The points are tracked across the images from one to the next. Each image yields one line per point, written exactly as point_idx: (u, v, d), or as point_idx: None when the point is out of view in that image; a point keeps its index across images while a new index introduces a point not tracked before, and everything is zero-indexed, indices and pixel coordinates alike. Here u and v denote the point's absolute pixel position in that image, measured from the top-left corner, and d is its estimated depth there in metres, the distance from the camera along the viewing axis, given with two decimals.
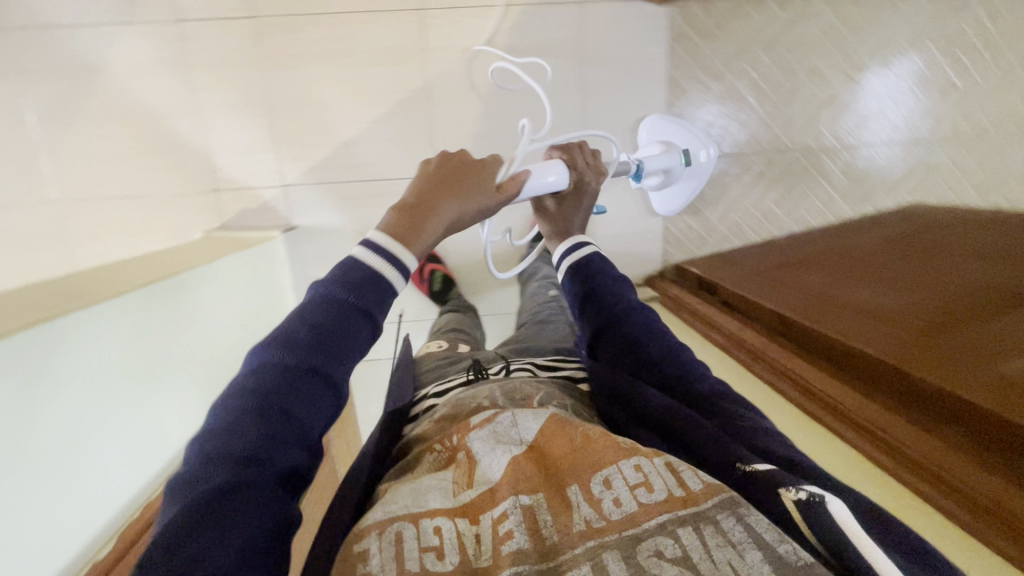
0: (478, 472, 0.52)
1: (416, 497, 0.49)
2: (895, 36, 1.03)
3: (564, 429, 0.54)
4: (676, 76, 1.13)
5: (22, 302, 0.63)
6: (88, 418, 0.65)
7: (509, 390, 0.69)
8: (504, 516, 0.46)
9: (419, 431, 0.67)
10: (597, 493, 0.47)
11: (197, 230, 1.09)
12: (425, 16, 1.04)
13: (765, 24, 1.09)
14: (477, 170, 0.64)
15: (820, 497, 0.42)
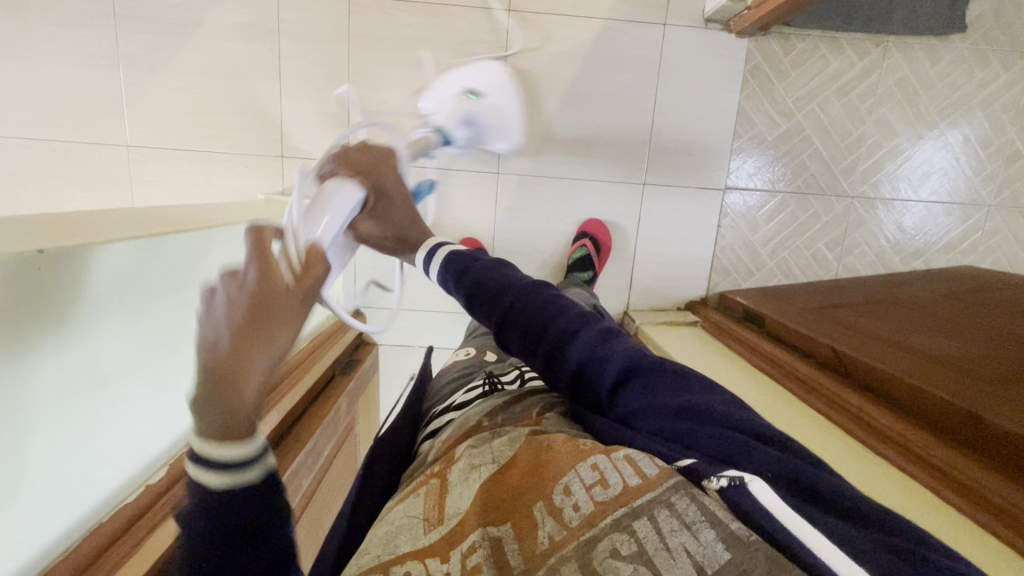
0: (450, 502, 0.39)
1: (386, 540, 0.37)
2: (958, 103, 1.12)
3: (534, 443, 0.43)
4: (746, 107, 1.12)
5: (122, 215, 0.58)
6: (175, 324, 0.58)
7: (516, 398, 0.56)
8: (471, 550, 0.34)
9: (427, 450, 0.52)
10: (557, 504, 0.36)
11: (259, 191, 1.12)
12: (513, 18, 1.07)
13: (840, 70, 1.10)
14: (268, 286, 0.33)
15: (739, 479, 0.35)
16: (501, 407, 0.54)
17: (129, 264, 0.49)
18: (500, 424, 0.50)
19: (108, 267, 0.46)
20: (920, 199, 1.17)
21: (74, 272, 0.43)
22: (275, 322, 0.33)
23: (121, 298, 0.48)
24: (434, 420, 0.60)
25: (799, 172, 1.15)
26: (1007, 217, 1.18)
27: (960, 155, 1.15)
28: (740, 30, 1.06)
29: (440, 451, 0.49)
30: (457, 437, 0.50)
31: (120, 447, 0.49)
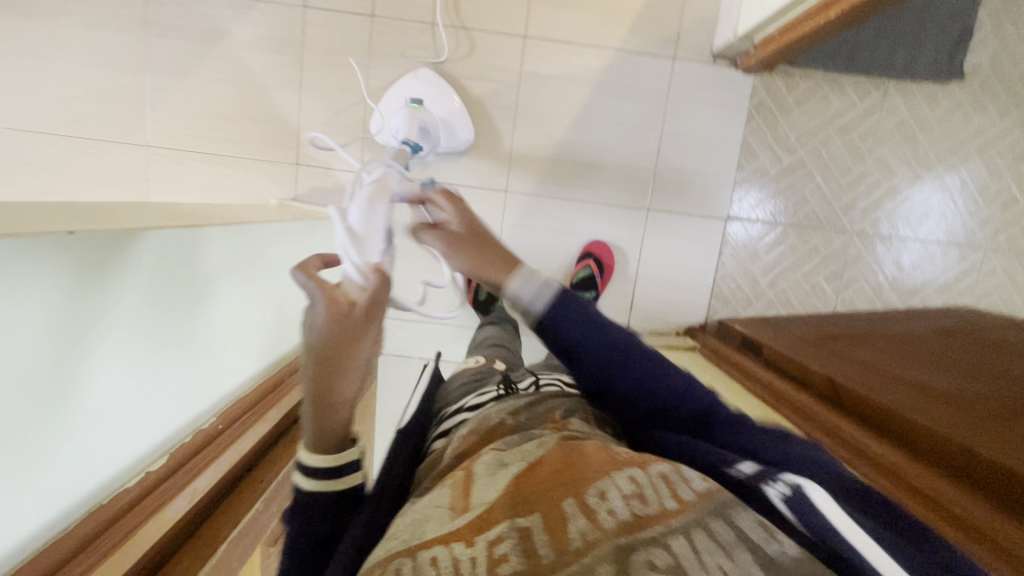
0: (476, 487, 0.37)
1: (415, 525, 0.34)
2: (956, 147, 1.16)
3: (566, 447, 0.41)
4: (750, 140, 1.15)
5: (148, 208, 0.61)
6: (191, 307, 0.59)
7: (538, 400, 0.56)
8: (498, 539, 0.31)
9: (445, 445, 0.51)
10: (591, 505, 0.33)
11: (271, 197, 1.14)
12: (528, 44, 1.11)
13: (842, 110, 1.14)
14: (342, 322, 0.39)
15: (798, 484, 0.34)
16: (524, 408, 0.54)
17: (154, 246, 0.51)
18: (521, 424, 0.50)
19: (136, 249, 0.49)
20: (918, 238, 1.20)
21: (93, 254, 0.44)
22: (358, 345, 0.41)
23: (130, 285, 0.49)
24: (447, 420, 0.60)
25: (800, 206, 1.18)
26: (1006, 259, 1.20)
27: (957, 198, 1.18)
28: (745, 66, 1.10)
29: (460, 448, 0.48)
30: (481, 435, 0.48)
31: (129, 422, 0.50)
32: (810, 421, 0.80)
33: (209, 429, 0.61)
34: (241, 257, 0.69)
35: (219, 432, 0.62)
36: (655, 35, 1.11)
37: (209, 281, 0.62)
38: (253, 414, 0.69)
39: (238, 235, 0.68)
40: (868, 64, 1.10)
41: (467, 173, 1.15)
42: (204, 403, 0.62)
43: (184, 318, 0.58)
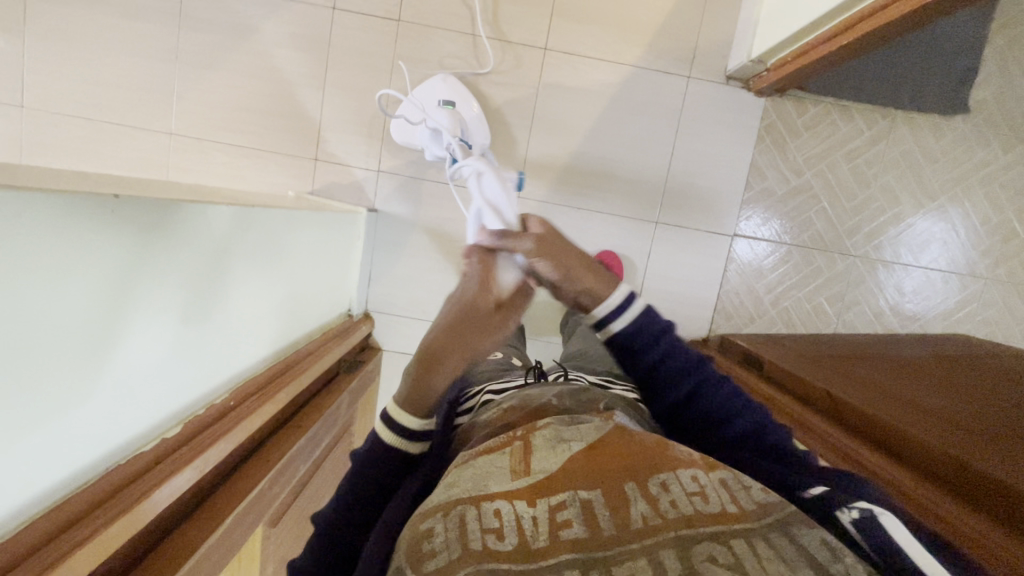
0: (535, 457, 0.43)
1: (477, 478, 0.41)
2: (960, 179, 1.18)
3: (626, 433, 0.44)
4: (760, 161, 1.18)
5: (178, 185, 0.63)
6: (217, 282, 0.61)
7: (579, 391, 0.60)
8: (561, 505, 0.38)
9: (485, 417, 0.57)
10: (654, 494, 0.38)
11: (289, 190, 1.17)
12: (548, 56, 1.14)
13: (850, 135, 1.17)
14: (478, 311, 0.55)
15: (872, 512, 0.41)
16: (570, 393, 0.58)
17: (187, 217, 0.53)
18: (565, 408, 0.54)
19: (174, 217, 0.51)
20: (920, 264, 1.21)
21: (139, 225, 0.46)
22: (483, 338, 0.55)
23: (161, 257, 0.50)
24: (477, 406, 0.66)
25: (805, 226, 1.20)
26: (1008, 291, 1.21)
27: (958, 228, 1.20)
28: (758, 89, 1.13)
29: (509, 419, 0.53)
30: (528, 412, 0.54)
31: (149, 387, 0.51)
32: (811, 435, 0.81)
33: (220, 406, 0.62)
34: (264, 240, 0.71)
35: (231, 407, 0.63)
36: (672, 54, 1.15)
37: (239, 266, 0.65)
38: (266, 394, 0.70)
39: (264, 219, 0.70)
40: (876, 92, 1.13)
41: None
42: (217, 380, 0.63)
43: (210, 293, 0.59)
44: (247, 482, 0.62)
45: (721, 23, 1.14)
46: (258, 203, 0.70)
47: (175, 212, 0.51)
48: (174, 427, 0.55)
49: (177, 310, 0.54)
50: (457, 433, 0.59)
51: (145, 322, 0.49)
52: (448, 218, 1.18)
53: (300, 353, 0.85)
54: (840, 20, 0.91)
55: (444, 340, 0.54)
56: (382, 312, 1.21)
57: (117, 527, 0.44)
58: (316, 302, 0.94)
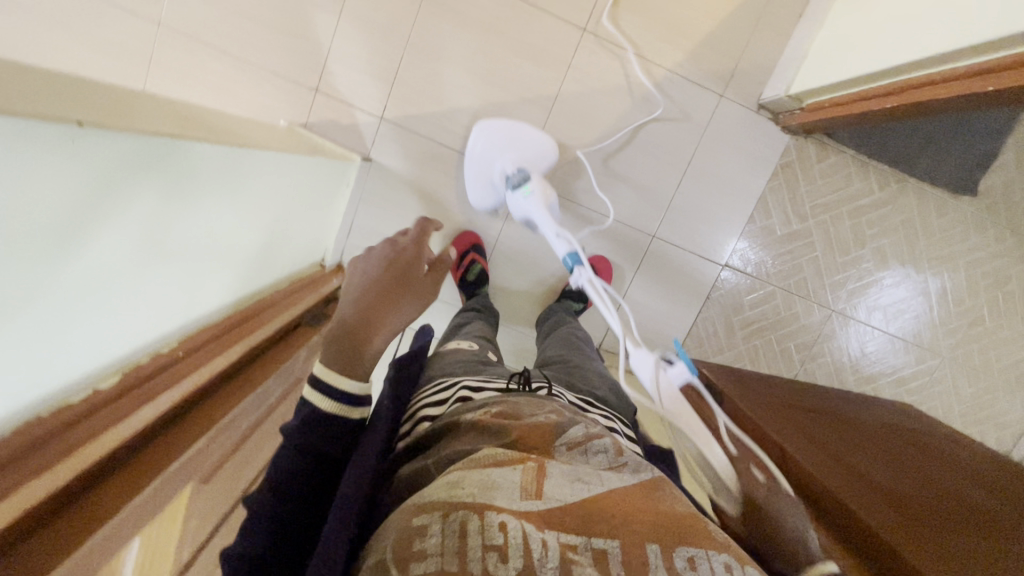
0: (549, 483, 0.42)
1: (484, 486, 0.40)
2: (948, 258, 1.20)
3: (650, 495, 0.43)
4: (768, 198, 1.16)
5: (155, 105, 0.56)
6: (185, 219, 0.55)
7: (572, 411, 0.58)
8: (574, 547, 0.36)
9: (473, 413, 0.55)
10: (678, 568, 0.36)
11: (280, 116, 1.08)
12: (585, 38, 1.07)
13: (860, 192, 1.16)
14: (395, 279, 0.60)
15: None
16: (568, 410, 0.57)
17: (155, 150, 0.46)
18: (565, 422, 0.52)
19: (144, 151, 0.45)
20: (887, 330, 1.24)
21: (91, 165, 0.40)
22: (403, 297, 0.59)
23: (120, 199, 0.44)
24: (453, 402, 0.61)
25: (794, 271, 1.20)
26: (960, 373, 1.25)
27: (933, 304, 1.22)
28: (786, 125, 1.10)
29: (506, 430, 0.50)
30: (532, 424, 0.51)
31: (92, 331, 0.46)
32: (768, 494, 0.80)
33: (166, 354, 0.57)
34: (241, 182, 0.64)
35: (179, 357, 0.58)
36: (710, 68, 1.09)
37: (211, 211, 0.59)
38: (220, 345, 0.66)
39: (243, 159, 0.63)
40: (895, 156, 1.12)
41: None
42: (167, 327, 0.58)
43: (174, 234, 0.53)
44: (183, 437, 0.57)
45: (767, 45, 1.09)
46: (239, 141, 0.63)
47: (147, 155, 0.46)
48: (113, 374, 0.50)
49: (135, 242, 0.48)
50: (437, 424, 0.55)
51: (95, 262, 0.44)
52: (445, 186, 1.13)
53: (262, 303, 0.79)
54: (888, 83, 0.86)
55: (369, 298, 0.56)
56: None
57: (43, 481, 0.40)
58: (288, 251, 0.88)
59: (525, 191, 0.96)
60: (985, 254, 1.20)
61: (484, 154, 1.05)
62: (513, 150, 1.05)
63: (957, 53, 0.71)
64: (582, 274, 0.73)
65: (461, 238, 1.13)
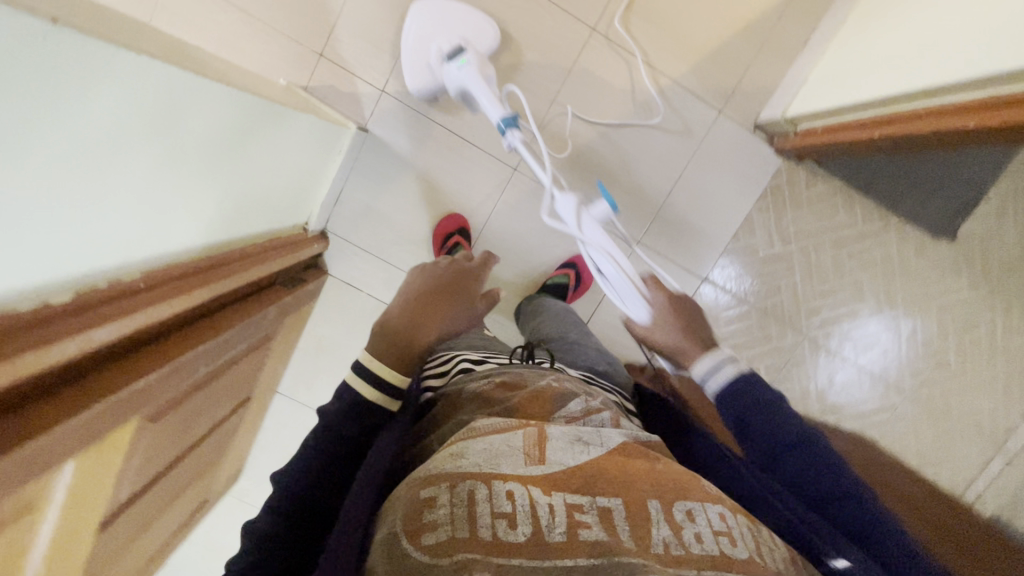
0: (551, 449, 0.43)
1: (488, 455, 0.42)
2: (923, 299, 1.22)
3: (646, 453, 0.46)
4: (755, 218, 1.18)
5: (145, 31, 0.55)
6: (164, 149, 0.54)
7: (573, 381, 0.60)
8: (580, 507, 0.38)
9: (477, 383, 0.56)
10: (678, 520, 0.39)
11: (281, 76, 1.07)
12: (594, 37, 1.08)
13: (844, 224, 1.19)
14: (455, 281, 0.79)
15: None
16: (567, 381, 0.59)
17: (135, 69, 0.45)
18: (565, 395, 0.55)
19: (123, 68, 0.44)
20: (857, 363, 1.25)
21: (66, 70, 0.39)
22: (447, 305, 0.73)
23: (98, 114, 0.43)
24: (454, 374, 0.63)
25: (772, 294, 1.21)
26: (925, 415, 1.26)
27: (904, 343, 1.24)
28: (780, 148, 1.12)
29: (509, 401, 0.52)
30: (533, 395, 0.53)
31: (55, 244, 0.45)
32: None
33: (126, 284, 0.56)
34: (226, 121, 0.63)
35: (140, 289, 0.58)
36: (713, 83, 1.11)
37: (191, 147, 0.58)
38: (183, 286, 0.65)
39: (229, 99, 0.62)
40: (881, 192, 1.15)
41: (485, 136, 1.12)
42: (132, 257, 0.57)
43: (151, 161, 0.53)
44: (131, 370, 0.56)
45: (771, 68, 1.10)
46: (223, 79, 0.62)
47: (130, 72, 0.45)
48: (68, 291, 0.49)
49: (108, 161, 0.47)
50: (441, 396, 0.57)
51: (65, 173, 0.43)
52: (439, 166, 1.14)
53: (234, 253, 0.79)
54: (887, 112, 0.88)
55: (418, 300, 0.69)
56: (340, 236, 1.15)
57: None
58: (269, 205, 0.87)
59: (459, 62, 0.94)
60: (960, 300, 1.22)
61: (422, 36, 1.01)
62: (450, 28, 1.01)
63: (967, 85, 0.73)
64: (514, 136, 0.79)
65: (449, 219, 1.14)
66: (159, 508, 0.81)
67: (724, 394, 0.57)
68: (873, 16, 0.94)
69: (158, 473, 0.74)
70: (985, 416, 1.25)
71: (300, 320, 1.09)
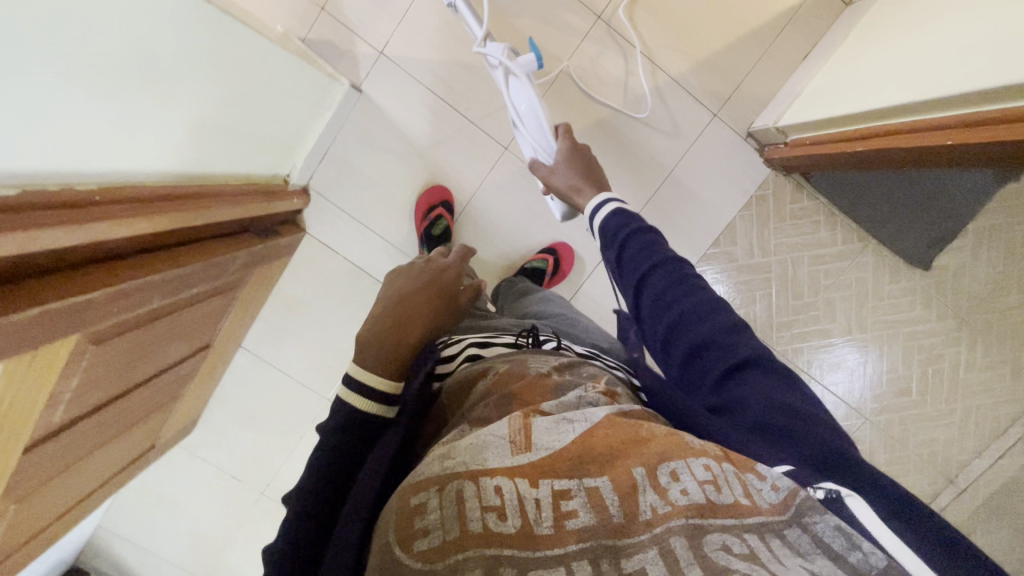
0: (537, 433, 0.42)
1: (474, 450, 0.40)
2: (892, 325, 1.24)
3: (632, 423, 0.43)
4: (738, 227, 1.19)
5: None
6: (127, 59, 0.52)
7: (575, 362, 0.57)
8: (566, 492, 0.38)
9: (474, 374, 0.55)
10: (662, 483, 0.38)
11: (279, 23, 1.05)
12: (599, 25, 1.08)
13: (823, 242, 1.20)
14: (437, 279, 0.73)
15: (839, 495, 0.37)
16: (569, 366, 0.56)
17: None
18: (563, 382, 0.51)
19: None
20: (823, 383, 1.26)
21: None
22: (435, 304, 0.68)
23: None
24: (462, 361, 0.59)
25: (747, 304, 1.21)
26: (884, 442, 1.27)
27: (871, 369, 1.25)
28: (769, 157, 1.12)
29: (502, 388, 0.49)
30: (526, 380, 0.50)
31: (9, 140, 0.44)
32: None
33: (76, 195, 0.54)
34: (201, 44, 0.61)
35: (93, 202, 0.57)
36: (710, 86, 1.12)
37: (160, 62, 0.57)
38: (140, 210, 0.64)
39: (205, 20, 0.60)
40: (863, 213, 1.16)
41: (479, 112, 1.12)
42: (85, 168, 0.55)
43: (112, 70, 0.51)
44: (74, 283, 0.54)
45: (768, 78, 1.12)
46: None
47: None
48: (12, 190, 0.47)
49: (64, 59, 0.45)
50: (448, 391, 0.55)
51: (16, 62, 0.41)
52: (430, 137, 1.13)
53: (203, 189, 0.77)
54: (885, 124, 0.88)
55: (404, 309, 0.64)
56: (322, 195, 1.14)
57: None
58: (247, 148, 0.85)
59: None
60: (927, 331, 1.24)
61: None
62: None
63: (971, 97, 0.73)
64: None
65: (431, 191, 1.13)
66: (97, 441, 0.79)
67: (612, 224, 0.68)
68: (873, 34, 0.95)
69: (98, 403, 0.72)
70: (939, 448, 1.27)
71: (269, 275, 1.07)
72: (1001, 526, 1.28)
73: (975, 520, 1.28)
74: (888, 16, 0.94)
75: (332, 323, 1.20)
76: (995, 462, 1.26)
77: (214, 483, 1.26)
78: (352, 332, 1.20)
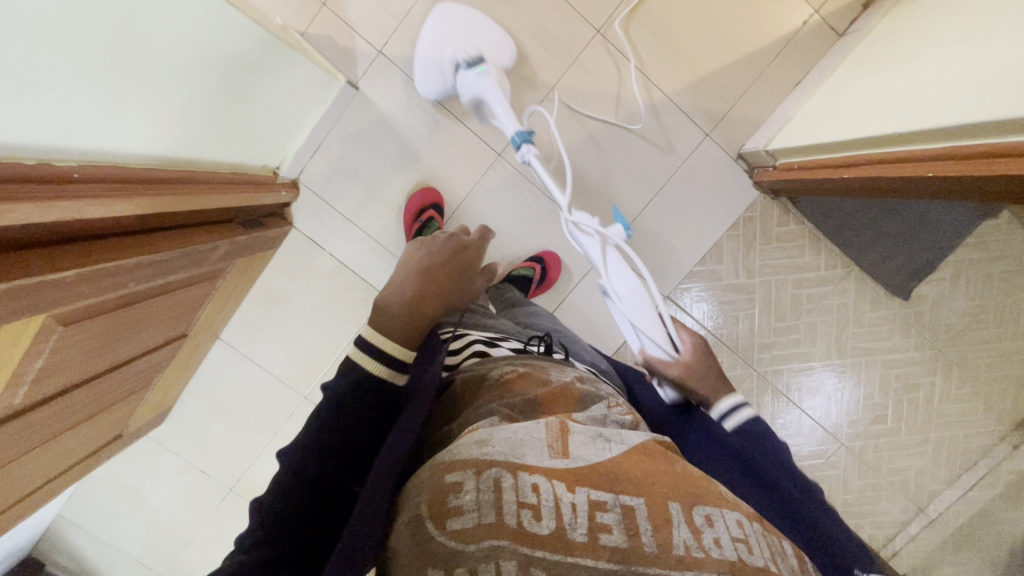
0: (574, 442, 0.41)
1: (512, 444, 0.39)
2: (870, 352, 1.25)
3: (665, 454, 0.43)
4: (724, 246, 1.20)
5: None
6: (115, 37, 0.52)
7: (590, 378, 0.58)
8: (602, 505, 0.36)
9: (496, 372, 0.54)
10: (696, 524, 0.37)
11: (277, 13, 1.04)
12: (598, 39, 1.09)
13: (807, 267, 1.21)
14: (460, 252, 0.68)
15: None
16: (588, 379, 0.57)
17: None
18: (588, 394, 0.52)
19: None
20: (802, 407, 1.26)
21: None
22: (457, 278, 0.64)
23: None
24: (468, 356, 0.62)
25: (730, 323, 1.22)
26: (859, 468, 1.28)
27: (850, 395, 1.26)
28: (758, 179, 1.14)
29: (531, 389, 0.50)
30: (554, 387, 0.51)
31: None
32: None
33: (55, 171, 0.54)
34: (195, 29, 0.61)
35: (73, 180, 0.56)
36: (705, 106, 1.13)
37: (146, 39, 0.56)
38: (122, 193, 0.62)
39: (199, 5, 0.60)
40: (847, 240, 1.18)
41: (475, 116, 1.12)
42: (66, 142, 0.54)
43: (98, 47, 0.50)
44: (48, 261, 0.53)
45: (761, 102, 1.14)
46: None
47: None
48: None
49: (50, 32, 0.45)
50: (465, 380, 0.55)
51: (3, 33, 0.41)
52: (424, 138, 1.12)
53: (188, 175, 0.76)
54: (871, 153, 0.89)
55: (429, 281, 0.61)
56: (311, 188, 1.13)
57: None
58: (239, 136, 0.84)
59: (478, 71, 0.95)
60: (904, 359, 1.25)
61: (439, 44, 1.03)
62: (468, 39, 1.02)
63: (957, 131, 0.75)
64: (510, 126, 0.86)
65: (423, 193, 1.12)
66: (62, 426, 0.77)
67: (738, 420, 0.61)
68: (864, 67, 0.97)
69: (64, 387, 0.70)
70: (911, 476, 1.28)
71: (251, 267, 1.06)
72: (968, 557, 1.29)
73: (942, 551, 1.29)
74: (878, 50, 0.97)
75: (313, 319, 1.18)
76: (965, 494, 1.28)
77: (182, 476, 1.23)
78: (333, 330, 1.19)
